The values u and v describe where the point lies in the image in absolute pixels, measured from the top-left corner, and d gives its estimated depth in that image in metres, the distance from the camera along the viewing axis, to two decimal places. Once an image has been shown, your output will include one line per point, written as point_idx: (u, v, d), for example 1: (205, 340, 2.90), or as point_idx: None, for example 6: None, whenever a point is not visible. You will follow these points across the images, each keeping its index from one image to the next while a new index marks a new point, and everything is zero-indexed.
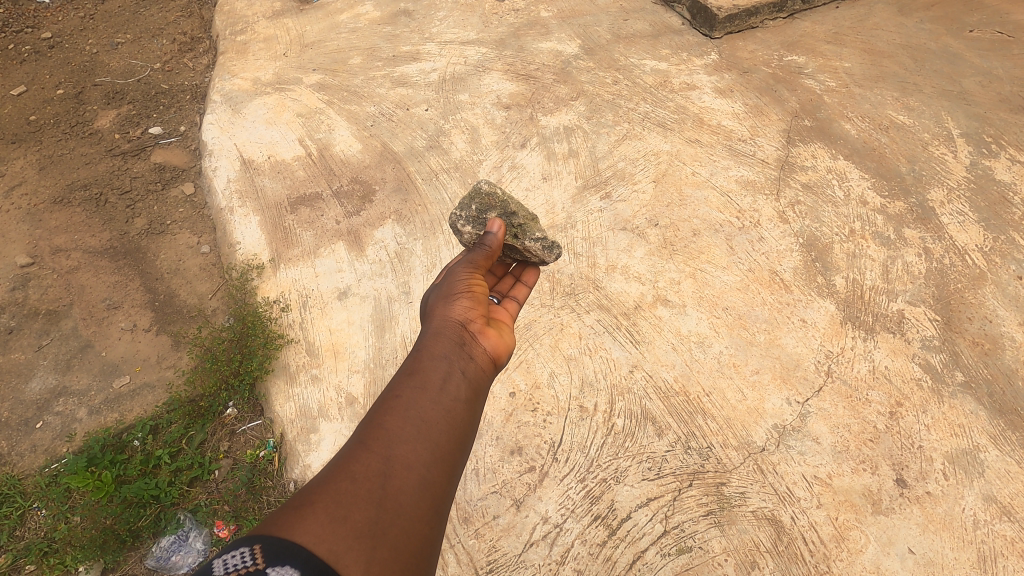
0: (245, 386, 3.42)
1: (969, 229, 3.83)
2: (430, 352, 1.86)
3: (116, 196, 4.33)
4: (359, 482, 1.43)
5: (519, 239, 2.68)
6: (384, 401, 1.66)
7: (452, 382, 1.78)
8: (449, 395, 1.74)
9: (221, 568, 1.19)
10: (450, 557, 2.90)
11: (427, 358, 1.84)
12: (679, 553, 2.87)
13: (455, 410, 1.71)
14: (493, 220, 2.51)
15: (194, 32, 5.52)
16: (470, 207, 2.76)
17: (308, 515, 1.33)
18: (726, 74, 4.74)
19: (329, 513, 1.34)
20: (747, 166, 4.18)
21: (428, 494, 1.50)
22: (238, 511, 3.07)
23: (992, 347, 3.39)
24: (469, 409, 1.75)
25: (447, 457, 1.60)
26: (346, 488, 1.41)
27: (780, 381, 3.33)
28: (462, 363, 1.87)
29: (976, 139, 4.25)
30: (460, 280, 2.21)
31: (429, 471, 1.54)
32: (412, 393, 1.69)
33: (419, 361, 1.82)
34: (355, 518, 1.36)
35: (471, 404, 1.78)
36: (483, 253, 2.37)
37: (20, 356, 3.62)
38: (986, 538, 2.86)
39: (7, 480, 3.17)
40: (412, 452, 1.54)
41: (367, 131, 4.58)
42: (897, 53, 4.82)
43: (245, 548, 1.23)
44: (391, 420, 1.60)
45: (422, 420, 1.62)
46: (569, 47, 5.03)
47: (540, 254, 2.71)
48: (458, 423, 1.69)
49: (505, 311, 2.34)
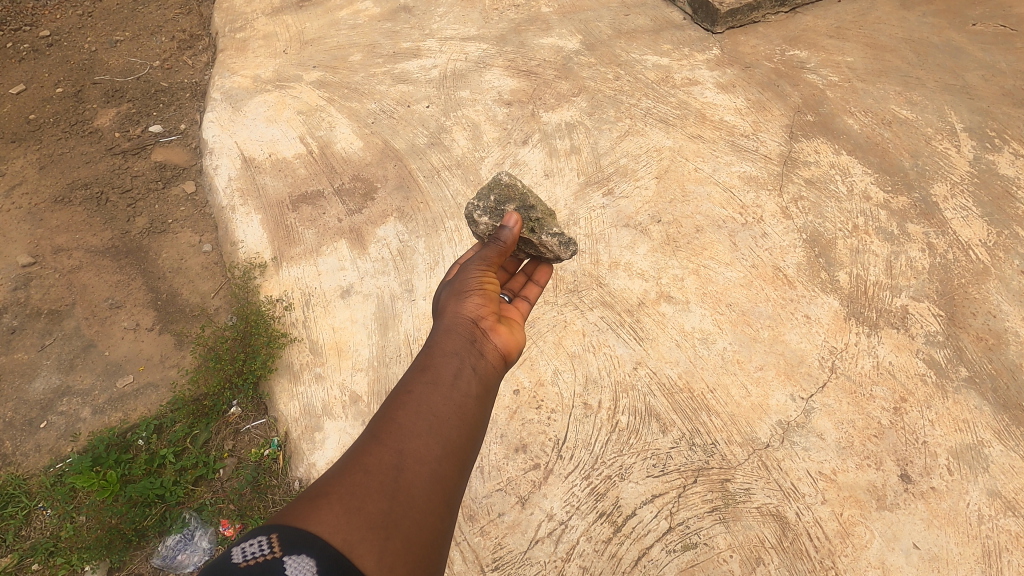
0: (249, 385, 3.42)
1: (972, 223, 3.83)
2: (442, 348, 1.84)
3: (117, 195, 4.32)
4: (372, 475, 1.42)
5: (536, 232, 2.69)
6: (396, 396, 1.65)
7: (463, 378, 1.76)
8: (460, 390, 1.72)
9: (239, 556, 1.24)
10: (456, 555, 2.91)
11: (438, 354, 1.82)
12: (684, 549, 2.87)
13: (467, 405, 1.69)
14: (510, 215, 2.52)
15: (192, 29, 5.50)
16: (489, 198, 2.77)
17: (322, 506, 1.33)
18: (727, 70, 4.73)
19: (342, 505, 1.35)
20: (749, 162, 4.17)
21: (440, 487, 1.49)
22: (243, 510, 3.07)
23: (996, 342, 3.39)
24: (480, 404, 1.73)
25: (459, 452, 1.59)
26: (359, 481, 1.41)
27: (784, 377, 3.33)
28: (473, 360, 1.85)
29: (979, 133, 4.24)
30: (473, 278, 2.20)
31: (441, 465, 1.52)
32: (424, 388, 1.67)
33: (430, 357, 1.80)
34: (368, 511, 1.35)
35: (482, 399, 1.76)
36: (497, 250, 2.37)
37: (23, 356, 3.62)
38: (991, 532, 2.87)
39: (12, 480, 3.17)
40: (424, 446, 1.53)
41: (368, 128, 4.56)
42: (899, 47, 4.80)
43: (262, 538, 1.26)
44: (403, 415, 1.58)
45: (434, 415, 1.60)
46: (569, 43, 5.00)
47: (555, 251, 2.72)
48: (470, 418, 1.67)
49: (515, 310, 2.31)
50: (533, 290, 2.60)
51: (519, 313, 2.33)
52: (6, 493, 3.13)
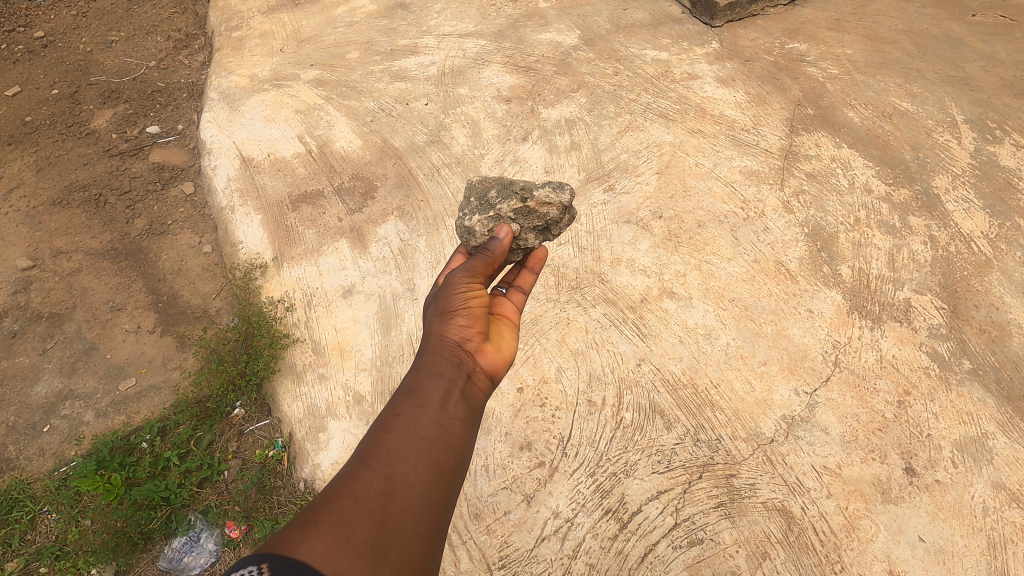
0: (252, 386, 3.42)
1: (974, 216, 3.82)
2: (430, 370, 1.84)
3: (116, 197, 4.30)
4: (361, 502, 1.43)
5: (527, 199, 2.65)
6: (384, 419, 1.65)
7: (451, 400, 1.76)
8: (448, 412, 1.72)
9: None
10: (463, 554, 2.93)
11: (426, 375, 1.81)
12: (690, 545, 2.89)
13: (454, 427, 1.69)
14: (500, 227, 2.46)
15: (188, 29, 5.46)
16: (469, 203, 2.72)
17: (311, 534, 1.33)
18: (727, 63, 4.71)
19: (332, 532, 1.34)
20: (751, 156, 4.16)
21: (429, 512, 1.50)
22: (249, 511, 3.08)
23: (998, 334, 3.40)
24: (467, 426, 1.74)
25: (448, 474, 1.60)
26: (349, 508, 1.41)
27: (788, 372, 3.33)
28: (461, 381, 1.85)
29: (979, 124, 4.24)
30: (460, 293, 2.12)
31: (429, 489, 1.53)
32: (412, 411, 1.67)
33: (418, 379, 1.80)
34: (358, 538, 1.36)
35: (470, 421, 1.77)
36: (484, 262, 2.27)
37: (24, 360, 3.60)
38: (996, 524, 2.88)
39: (16, 485, 3.16)
40: (412, 471, 1.53)
41: (367, 126, 4.55)
42: (899, 38, 4.79)
43: (253, 566, 1.23)
44: (392, 439, 1.58)
45: (421, 439, 1.61)
46: (568, 38, 4.98)
47: (553, 200, 2.64)
48: (458, 441, 1.68)
49: (509, 305, 2.33)
50: (526, 278, 2.52)
51: (512, 324, 2.26)
52: (10, 498, 3.12)
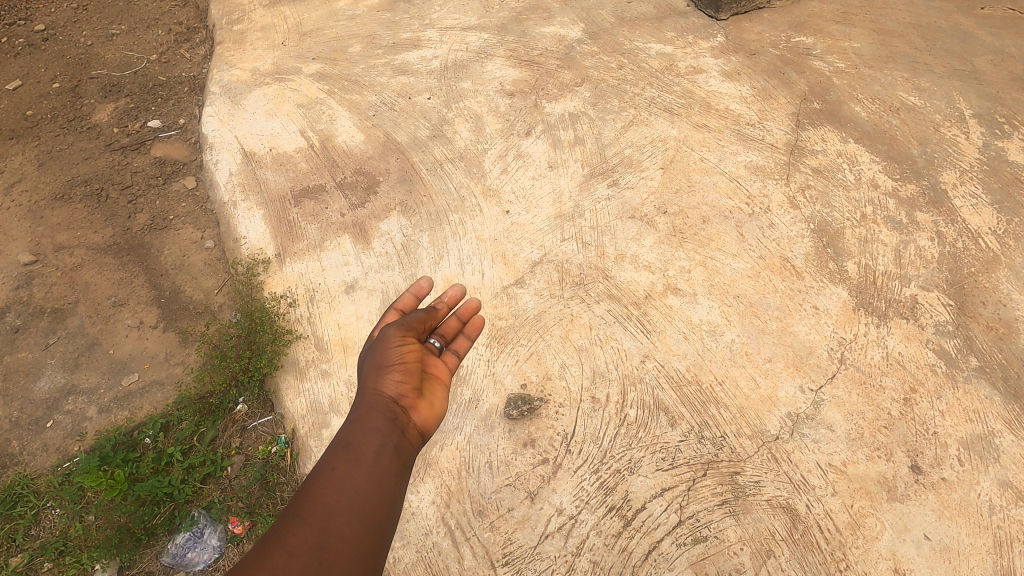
0: (255, 382, 3.41)
1: (982, 212, 3.79)
2: (363, 425, 1.75)
3: (117, 191, 4.26)
4: (292, 558, 1.38)
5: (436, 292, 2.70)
6: (317, 474, 1.59)
7: (385, 455, 1.69)
8: (383, 469, 1.66)
9: None
10: (466, 551, 2.93)
11: (360, 430, 1.73)
12: (694, 543, 2.88)
13: (387, 482, 1.64)
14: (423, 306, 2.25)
15: (189, 21, 5.38)
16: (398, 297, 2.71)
17: None
18: (732, 57, 4.66)
19: None
20: (756, 151, 4.12)
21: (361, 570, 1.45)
22: (252, 507, 3.07)
23: (1006, 332, 3.37)
24: (402, 482, 1.67)
25: (381, 529, 1.54)
26: (278, 564, 1.37)
27: (793, 369, 3.31)
28: (397, 436, 1.77)
29: (988, 119, 4.19)
30: (393, 347, 2.01)
31: (362, 546, 1.48)
32: (345, 468, 1.61)
33: (350, 435, 1.72)
34: None
35: (404, 478, 1.70)
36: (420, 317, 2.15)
37: (27, 355, 3.59)
38: (1002, 523, 2.86)
39: (20, 480, 3.16)
40: (344, 524, 1.49)
41: (369, 120, 4.52)
42: (907, 32, 4.73)
43: None
44: (325, 494, 1.53)
45: (355, 496, 1.56)
46: (572, 32, 4.94)
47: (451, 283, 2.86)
48: (391, 497, 1.62)
49: (446, 362, 2.13)
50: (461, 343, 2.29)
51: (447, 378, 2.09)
52: (14, 493, 3.11)
